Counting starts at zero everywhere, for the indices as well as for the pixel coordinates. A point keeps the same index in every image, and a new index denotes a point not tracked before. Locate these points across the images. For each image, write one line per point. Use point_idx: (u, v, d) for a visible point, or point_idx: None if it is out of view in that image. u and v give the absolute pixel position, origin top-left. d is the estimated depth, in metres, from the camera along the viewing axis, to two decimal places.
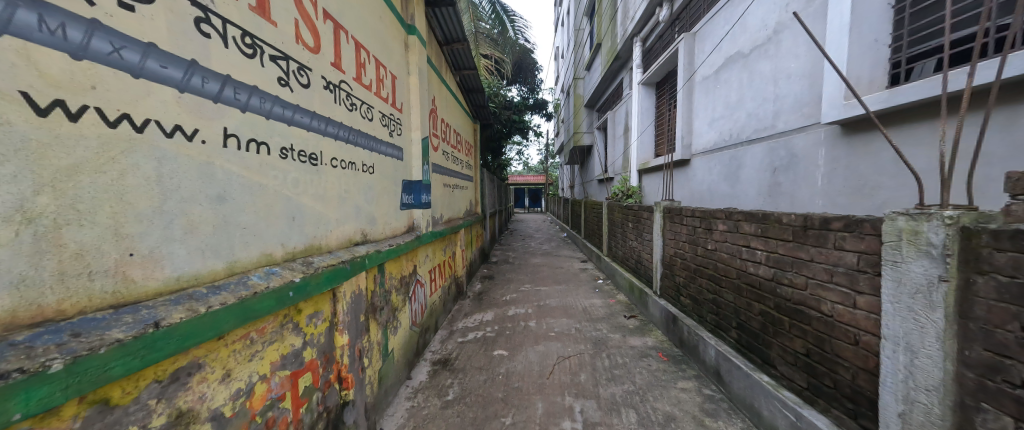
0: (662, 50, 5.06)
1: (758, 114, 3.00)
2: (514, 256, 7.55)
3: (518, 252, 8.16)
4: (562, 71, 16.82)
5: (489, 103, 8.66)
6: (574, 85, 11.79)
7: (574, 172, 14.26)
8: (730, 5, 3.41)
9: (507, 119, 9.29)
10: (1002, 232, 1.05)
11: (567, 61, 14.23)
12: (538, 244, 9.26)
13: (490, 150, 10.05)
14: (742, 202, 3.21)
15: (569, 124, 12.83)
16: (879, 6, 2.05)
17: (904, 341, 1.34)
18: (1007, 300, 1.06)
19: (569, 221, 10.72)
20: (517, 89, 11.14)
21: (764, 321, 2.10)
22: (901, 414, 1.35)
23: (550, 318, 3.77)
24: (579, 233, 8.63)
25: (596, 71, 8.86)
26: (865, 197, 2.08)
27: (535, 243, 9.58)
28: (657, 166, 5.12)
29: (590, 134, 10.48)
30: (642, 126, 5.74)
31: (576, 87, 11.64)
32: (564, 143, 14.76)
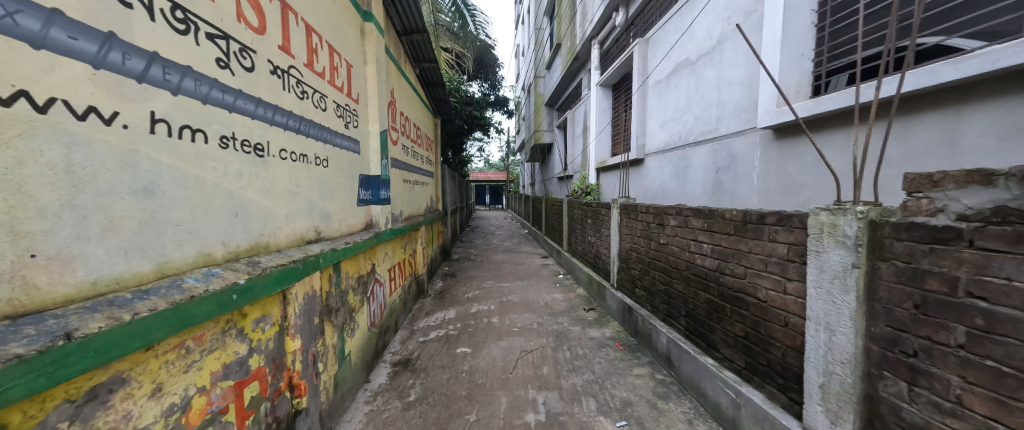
0: (618, 52, 5.28)
1: (703, 117, 3.23)
2: (477, 253, 7.52)
3: (481, 249, 8.10)
4: (523, 70, 17.00)
5: (451, 98, 8.35)
6: (535, 84, 11.95)
7: (537, 170, 14.13)
8: (680, 14, 3.63)
9: (469, 116, 9.21)
10: (900, 224, 1.24)
11: (528, 60, 14.43)
12: (500, 242, 9.29)
13: (452, 146, 9.88)
14: (690, 200, 3.44)
15: (530, 123, 13.00)
16: (804, 24, 2.27)
17: (823, 322, 1.51)
18: (904, 282, 1.24)
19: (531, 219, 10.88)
20: (479, 86, 11.04)
21: (710, 308, 2.26)
22: (821, 385, 1.52)
23: (512, 313, 3.80)
24: (540, 230, 8.76)
25: (556, 71, 9.07)
26: (792, 194, 2.32)
27: (498, 241, 9.58)
28: (614, 165, 5.34)
29: (552, 132, 10.70)
30: (600, 125, 5.96)
31: (537, 85, 11.80)
32: (524, 141, 14.95)
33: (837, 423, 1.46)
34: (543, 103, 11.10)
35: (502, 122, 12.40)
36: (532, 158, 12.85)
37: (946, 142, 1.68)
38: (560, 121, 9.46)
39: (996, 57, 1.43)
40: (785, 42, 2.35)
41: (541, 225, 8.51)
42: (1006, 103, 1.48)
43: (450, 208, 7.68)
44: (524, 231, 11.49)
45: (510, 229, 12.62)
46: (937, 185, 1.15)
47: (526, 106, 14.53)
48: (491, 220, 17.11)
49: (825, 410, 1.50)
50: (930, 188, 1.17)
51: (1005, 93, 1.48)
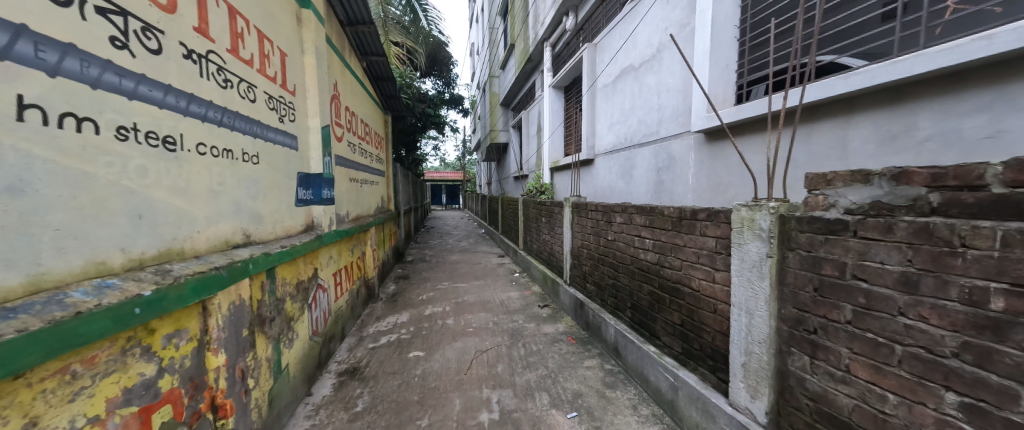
0: (570, 56, 5.45)
1: (645, 121, 3.45)
2: (432, 254, 7.33)
3: (436, 250, 7.91)
4: (478, 69, 16.94)
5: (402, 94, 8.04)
6: (489, 84, 11.95)
7: (493, 170, 14.15)
8: (624, 22, 3.83)
9: (422, 113, 8.95)
10: (803, 217, 1.42)
11: (483, 58, 14.37)
12: (457, 242, 9.16)
13: (405, 144, 9.52)
14: (635, 198, 3.65)
15: (485, 122, 12.97)
16: (728, 39, 2.49)
17: (745, 306, 1.68)
18: (806, 268, 1.42)
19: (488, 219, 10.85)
20: (433, 83, 10.77)
21: (652, 299, 2.42)
22: (744, 364, 1.69)
23: (467, 314, 3.76)
24: (496, 229, 8.77)
25: (510, 71, 9.15)
26: (720, 193, 2.55)
27: (454, 241, 9.42)
28: (566, 164, 5.51)
29: (507, 131, 10.78)
30: (553, 126, 6.11)
31: (492, 85, 11.80)
32: (480, 140, 14.88)
33: (756, 397, 1.63)
34: (498, 102, 11.14)
35: (457, 120, 12.23)
36: (489, 157, 12.83)
37: (838, 148, 1.88)
38: (515, 121, 9.56)
39: (875, 74, 1.64)
40: (712, 54, 2.55)
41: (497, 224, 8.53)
42: (883, 114, 1.68)
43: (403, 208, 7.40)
44: (481, 230, 11.43)
45: (466, 229, 12.49)
46: (828, 184, 1.34)
47: (482, 105, 14.46)
48: (447, 220, 16.79)
49: (746, 386, 1.68)
50: (824, 186, 1.36)
51: (883, 105, 1.68)
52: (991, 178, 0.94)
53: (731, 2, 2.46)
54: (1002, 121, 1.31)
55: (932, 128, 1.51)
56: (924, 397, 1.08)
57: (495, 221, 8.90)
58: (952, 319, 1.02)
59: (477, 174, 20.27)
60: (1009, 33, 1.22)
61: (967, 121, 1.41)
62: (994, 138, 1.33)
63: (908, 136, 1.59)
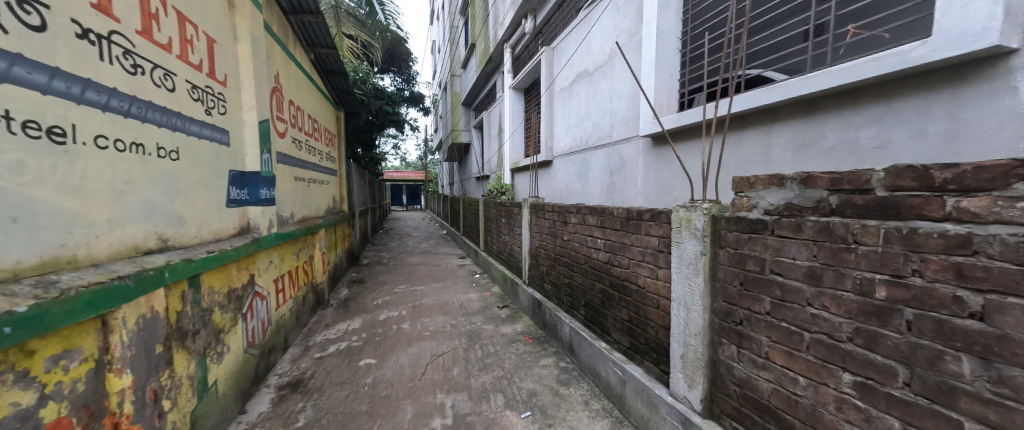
0: (529, 58, 5.52)
1: (599, 125, 3.57)
2: (390, 257, 7.08)
3: (395, 252, 7.65)
4: (439, 67, 16.64)
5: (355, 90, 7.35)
6: (451, 83, 11.79)
7: (454, 170, 13.98)
8: (579, 28, 3.94)
9: (378, 110, 8.61)
10: (731, 217, 1.53)
11: (444, 56, 14.13)
12: (417, 243, 8.92)
13: (360, 142, 9.09)
14: (590, 199, 3.77)
15: (447, 121, 12.78)
16: (672, 50, 2.63)
17: (683, 301, 1.78)
18: (734, 264, 1.54)
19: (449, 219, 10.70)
20: (391, 79, 10.41)
21: (603, 297, 2.50)
22: (682, 355, 1.80)
23: (424, 317, 3.67)
24: (457, 230, 8.67)
25: (471, 71, 9.08)
26: (665, 194, 2.70)
27: (414, 242, 9.17)
28: (525, 166, 5.57)
29: (468, 131, 10.70)
30: (513, 127, 6.15)
31: (453, 83, 11.66)
32: (442, 140, 14.63)
33: (692, 386, 1.73)
34: (460, 102, 11.03)
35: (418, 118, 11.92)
36: (451, 157, 12.65)
37: (763, 154, 2.06)
38: (476, 122, 9.53)
39: (792, 88, 1.80)
40: (658, 64, 2.69)
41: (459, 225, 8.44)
42: (799, 124, 1.86)
43: (358, 209, 7.06)
44: (443, 231, 11.24)
45: (428, 230, 12.22)
46: (751, 187, 1.47)
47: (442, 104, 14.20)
48: (409, 221, 16.32)
49: (684, 376, 1.78)
50: (747, 189, 1.49)
51: (799, 115, 1.86)
52: (875, 183, 1.07)
53: (673, 15, 2.61)
54: (889, 133, 1.50)
55: (836, 138, 1.70)
56: (827, 378, 1.21)
57: (457, 222, 8.79)
58: (848, 307, 1.15)
59: (440, 174, 19.89)
60: (895, 56, 1.40)
61: (862, 132, 1.60)
62: (882, 148, 1.53)
63: (818, 144, 1.78)
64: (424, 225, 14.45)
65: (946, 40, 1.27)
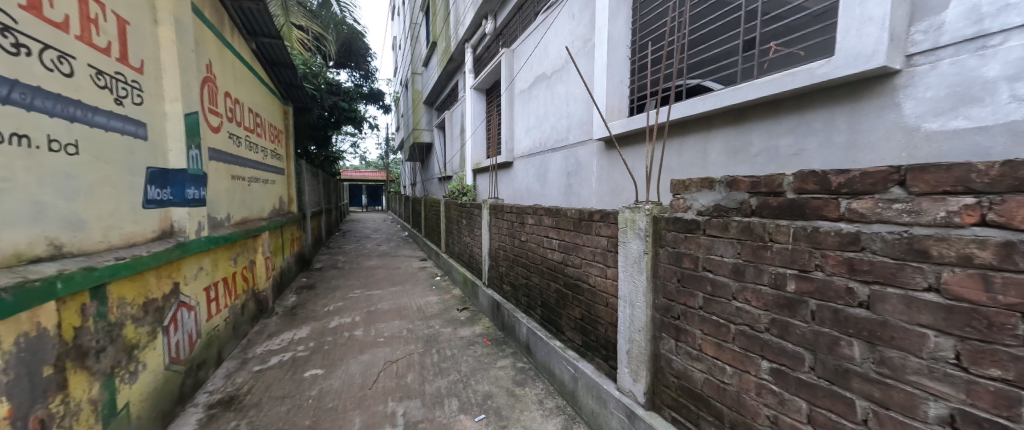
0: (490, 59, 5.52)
1: (556, 127, 3.64)
2: (346, 261, 6.75)
3: (352, 255, 7.31)
4: (400, 64, 16.18)
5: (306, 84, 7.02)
6: (412, 81, 11.51)
7: (416, 170, 13.66)
8: (537, 31, 3.99)
9: (333, 106, 8.19)
10: (670, 218, 1.62)
11: (405, 53, 13.76)
12: (376, 246, 8.60)
13: (312, 139, 8.58)
14: (548, 200, 3.83)
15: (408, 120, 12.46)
16: (622, 57, 2.74)
17: (628, 298, 1.85)
18: (672, 262, 1.62)
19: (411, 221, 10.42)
20: (348, 74, 9.96)
21: (558, 296, 2.54)
22: (627, 351, 1.87)
23: (379, 323, 3.54)
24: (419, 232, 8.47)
25: (433, 69, 8.92)
26: (617, 196, 2.80)
27: (373, 245, 8.83)
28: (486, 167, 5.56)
29: (431, 131, 10.52)
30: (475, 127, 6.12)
31: (415, 82, 11.40)
32: (404, 139, 14.24)
33: (636, 380, 1.80)
34: (422, 101, 10.81)
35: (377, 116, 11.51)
36: (413, 157, 12.35)
37: (701, 159, 2.20)
38: (438, 121, 9.39)
39: (724, 97, 1.94)
40: (608, 70, 2.76)
41: (420, 227, 8.25)
42: (731, 131, 2.01)
43: (310, 210, 6.65)
44: (405, 233, 10.93)
45: (389, 232, 11.81)
46: (686, 189, 1.56)
47: (404, 102, 13.84)
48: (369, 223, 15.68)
49: (629, 371, 1.85)
50: (683, 191, 1.58)
51: (731, 123, 2.00)
52: (787, 186, 1.18)
53: (622, 24, 2.71)
54: (803, 141, 1.66)
55: (761, 145, 1.85)
56: (749, 366, 1.31)
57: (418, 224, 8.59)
58: (765, 300, 1.24)
59: (402, 174, 19.29)
60: (806, 73, 1.56)
61: (781, 140, 1.76)
62: (798, 155, 1.69)
63: (746, 151, 1.93)
64: (385, 226, 13.96)
65: (846, 60, 1.43)
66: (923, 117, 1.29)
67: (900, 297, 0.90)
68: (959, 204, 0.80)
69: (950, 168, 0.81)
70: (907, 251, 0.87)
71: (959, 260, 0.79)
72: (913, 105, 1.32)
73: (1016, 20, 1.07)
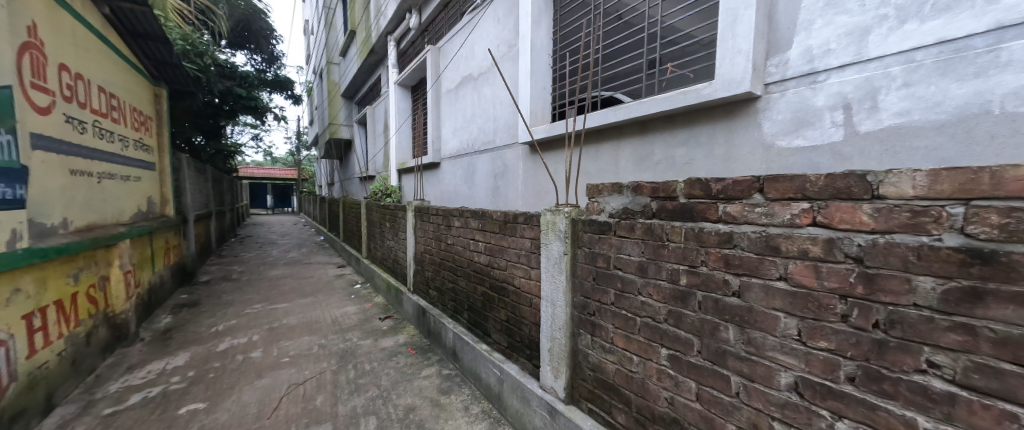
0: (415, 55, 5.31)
1: (483, 129, 3.63)
2: (243, 271, 5.81)
3: (251, 265, 6.32)
4: (312, 51, 14.63)
5: (183, 61, 5.75)
6: (327, 70, 10.49)
7: (333, 168, 12.48)
8: (463, 31, 3.95)
9: (227, 91, 7.02)
10: (586, 220, 1.70)
11: (318, 39, 12.51)
12: (283, 253, 7.58)
13: (197, 128, 7.20)
14: (476, 202, 3.80)
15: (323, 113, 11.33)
16: (544, 65, 2.84)
17: (550, 298, 1.91)
18: (588, 262, 1.71)
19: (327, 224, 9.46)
20: (247, 57, 8.64)
21: (484, 299, 2.52)
22: (549, 349, 1.92)
23: (284, 341, 3.10)
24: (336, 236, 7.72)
25: (352, 60, 8.23)
26: (541, 198, 2.89)
27: (279, 252, 7.77)
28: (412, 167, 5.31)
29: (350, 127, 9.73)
30: (398, 125, 5.81)
31: (331, 72, 10.42)
32: (318, 135, 12.88)
33: (556, 376, 1.87)
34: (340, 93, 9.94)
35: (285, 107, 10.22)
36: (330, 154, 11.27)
37: (613, 165, 2.38)
38: (359, 116, 8.73)
39: (632, 110, 2.12)
40: (532, 76, 2.84)
41: (338, 230, 7.53)
42: (638, 141, 2.21)
43: (194, 213, 5.56)
44: (319, 237, 9.87)
45: (299, 237, 10.53)
46: (599, 193, 1.66)
47: (318, 94, 12.55)
48: (275, 227, 13.77)
49: (551, 368, 1.91)
50: (597, 195, 1.68)
51: (638, 133, 2.20)
52: (679, 191, 1.32)
53: (544, 33, 2.82)
54: (693, 153, 1.90)
55: (662, 154, 2.07)
56: (651, 354, 1.43)
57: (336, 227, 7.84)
58: (663, 294, 1.37)
59: (318, 172, 17.41)
60: (695, 92, 1.78)
61: (677, 151, 1.99)
62: (688, 164, 1.93)
63: (650, 159, 2.14)
64: (295, 230, 12.42)
65: (723, 84, 1.67)
66: (777, 135, 1.58)
67: (760, 286, 1.06)
68: (798, 208, 0.98)
69: (793, 178, 0.99)
70: (766, 246, 1.04)
71: (799, 254, 0.96)
72: (771, 125, 1.60)
73: (833, 63, 1.41)
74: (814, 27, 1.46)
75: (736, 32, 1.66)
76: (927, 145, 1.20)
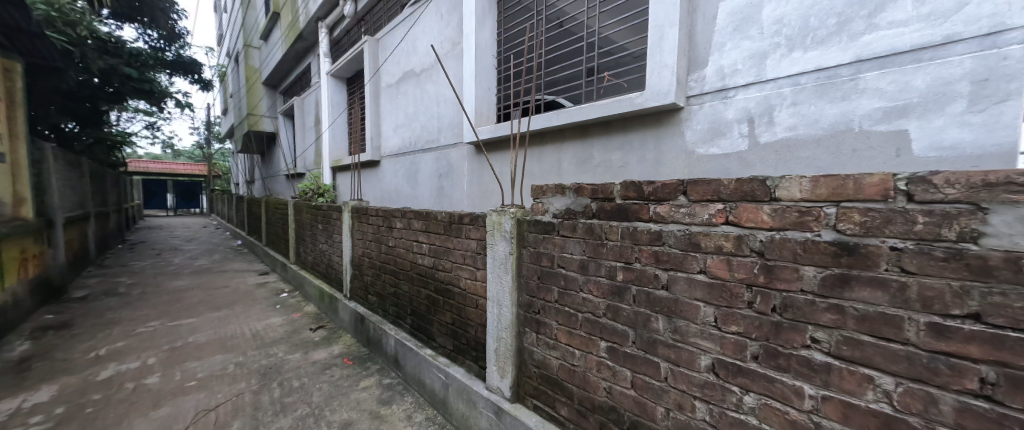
0: (350, 46, 4.97)
1: (427, 127, 3.51)
2: (134, 283, 4.89)
3: (146, 276, 5.35)
4: (225, 31, 12.90)
5: (49, 29, 4.67)
6: (244, 54, 9.33)
7: (254, 164, 11.13)
8: (404, 24, 3.78)
9: (113, 69, 5.87)
10: (532, 220, 1.73)
11: (233, 18, 11.06)
12: (189, 261, 6.55)
13: (68, 112, 5.90)
14: (419, 202, 3.67)
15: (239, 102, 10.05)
16: (489, 66, 2.84)
17: (496, 299, 1.91)
18: (533, 262, 1.74)
19: (245, 227, 8.39)
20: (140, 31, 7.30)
21: (429, 303, 2.43)
22: (495, 349, 1.92)
23: (190, 362, 2.68)
24: (258, 240, 6.89)
25: (275, 45, 7.42)
26: (487, 198, 2.88)
27: (183, 260, 6.69)
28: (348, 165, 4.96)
29: (274, 120, 8.85)
30: (331, 118, 5.37)
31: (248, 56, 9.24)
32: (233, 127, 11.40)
33: (503, 376, 1.87)
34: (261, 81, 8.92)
35: (191, 92, 8.85)
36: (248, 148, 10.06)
37: (556, 167, 2.46)
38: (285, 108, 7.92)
39: (573, 114, 2.21)
40: (477, 75, 2.81)
41: (260, 234, 6.72)
42: (578, 144, 2.31)
43: (63, 215, 4.53)
44: (237, 242, 8.72)
45: (211, 241, 9.19)
46: (544, 194, 1.70)
47: (233, 80, 11.09)
48: (178, 230, 11.83)
49: (497, 368, 1.90)
50: (541, 196, 1.71)
51: (579, 137, 2.30)
52: (616, 193, 1.40)
53: (489, 33, 2.81)
54: (627, 157, 2.04)
55: (600, 157, 2.18)
56: (591, 348, 1.50)
57: (257, 230, 6.99)
58: (602, 290, 1.45)
59: (235, 167, 15.39)
60: (630, 101, 1.91)
61: (614, 155, 2.11)
62: (623, 168, 2.07)
63: (589, 162, 2.25)
64: (206, 234, 10.81)
65: (654, 94, 1.82)
66: (697, 143, 1.76)
67: (684, 279, 1.17)
68: (714, 209, 1.10)
69: (710, 182, 1.10)
70: (689, 243, 1.14)
71: (715, 249, 1.08)
72: (692, 133, 1.78)
73: (740, 82, 1.61)
74: (725, 49, 1.67)
75: (662, 47, 1.80)
76: (810, 157, 1.43)
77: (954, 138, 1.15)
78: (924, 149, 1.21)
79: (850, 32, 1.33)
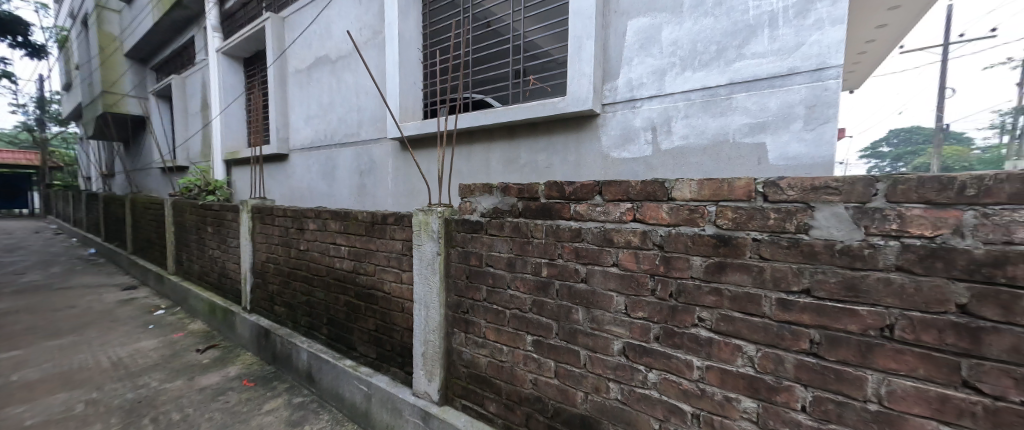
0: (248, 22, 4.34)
1: (345, 120, 3.24)
2: None
3: None
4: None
5: None
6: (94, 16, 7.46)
7: (115, 154, 9.02)
8: (316, 4, 3.42)
9: None
10: (460, 220, 1.71)
11: None
12: (16, 277, 5.06)
13: None
14: (338, 201, 3.37)
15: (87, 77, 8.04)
16: (414, 59, 2.73)
17: (423, 301, 1.85)
18: (461, 261, 1.72)
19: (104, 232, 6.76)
20: None
21: (348, 310, 2.25)
22: (422, 353, 1.85)
23: (14, 407, 2.08)
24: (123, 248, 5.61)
25: (145, 10, 6.11)
26: (413, 197, 2.77)
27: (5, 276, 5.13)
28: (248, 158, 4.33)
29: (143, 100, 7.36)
30: (225, 103, 4.61)
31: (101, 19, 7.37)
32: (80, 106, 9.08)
33: (430, 379, 1.82)
34: (122, 52, 7.28)
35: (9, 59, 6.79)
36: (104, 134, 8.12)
37: (484, 166, 2.47)
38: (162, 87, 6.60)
39: (500, 114, 2.24)
40: (401, 68, 2.67)
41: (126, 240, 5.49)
42: (506, 144, 2.35)
43: None
44: (92, 251, 6.98)
45: (51, 251, 7.22)
46: (471, 193, 1.69)
47: (79, 48, 8.82)
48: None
49: (425, 372, 1.84)
50: (469, 195, 1.70)
51: (506, 137, 2.34)
52: (540, 192, 1.45)
53: (413, 25, 2.70)
54: (552, 159, 2.14)
55: (527, 158, 2.26)
56: (518, 342, 1.54)
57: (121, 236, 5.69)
58: (528, 285, 1.50)
59: (86, 158, 12.30)
60: (553, 105, 2.01)
61: (539, 156, 2.20)
62: (548, 169, 2.17)
63: (517, 162, 2.31)
64: (42, 242, 8.43)
65: (574, 100, 1.93)
66: (612, 147, 1.92)
67: (601, 272, 1.27)
68: (624, 208, 1.21)
69: (620, 183, 1.21)
70: (604, 239, 1.25)
71: (625, 244, 1.19)
72: (607, 138, 1.94)
73: (646, 94, 1.80)
74: (633, 63, 1.85)
75: (581, 56, 1.92)
76: (699, 162, 1.66)
77: (794, 150, 1.44)
78: (775, 158, 1.49)
79: (725, 58, 1.58)
